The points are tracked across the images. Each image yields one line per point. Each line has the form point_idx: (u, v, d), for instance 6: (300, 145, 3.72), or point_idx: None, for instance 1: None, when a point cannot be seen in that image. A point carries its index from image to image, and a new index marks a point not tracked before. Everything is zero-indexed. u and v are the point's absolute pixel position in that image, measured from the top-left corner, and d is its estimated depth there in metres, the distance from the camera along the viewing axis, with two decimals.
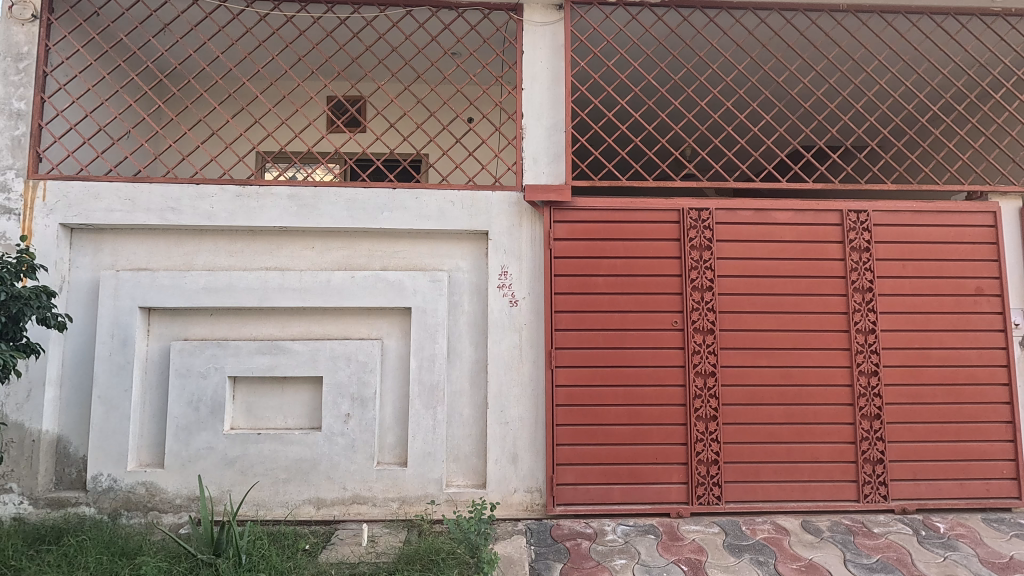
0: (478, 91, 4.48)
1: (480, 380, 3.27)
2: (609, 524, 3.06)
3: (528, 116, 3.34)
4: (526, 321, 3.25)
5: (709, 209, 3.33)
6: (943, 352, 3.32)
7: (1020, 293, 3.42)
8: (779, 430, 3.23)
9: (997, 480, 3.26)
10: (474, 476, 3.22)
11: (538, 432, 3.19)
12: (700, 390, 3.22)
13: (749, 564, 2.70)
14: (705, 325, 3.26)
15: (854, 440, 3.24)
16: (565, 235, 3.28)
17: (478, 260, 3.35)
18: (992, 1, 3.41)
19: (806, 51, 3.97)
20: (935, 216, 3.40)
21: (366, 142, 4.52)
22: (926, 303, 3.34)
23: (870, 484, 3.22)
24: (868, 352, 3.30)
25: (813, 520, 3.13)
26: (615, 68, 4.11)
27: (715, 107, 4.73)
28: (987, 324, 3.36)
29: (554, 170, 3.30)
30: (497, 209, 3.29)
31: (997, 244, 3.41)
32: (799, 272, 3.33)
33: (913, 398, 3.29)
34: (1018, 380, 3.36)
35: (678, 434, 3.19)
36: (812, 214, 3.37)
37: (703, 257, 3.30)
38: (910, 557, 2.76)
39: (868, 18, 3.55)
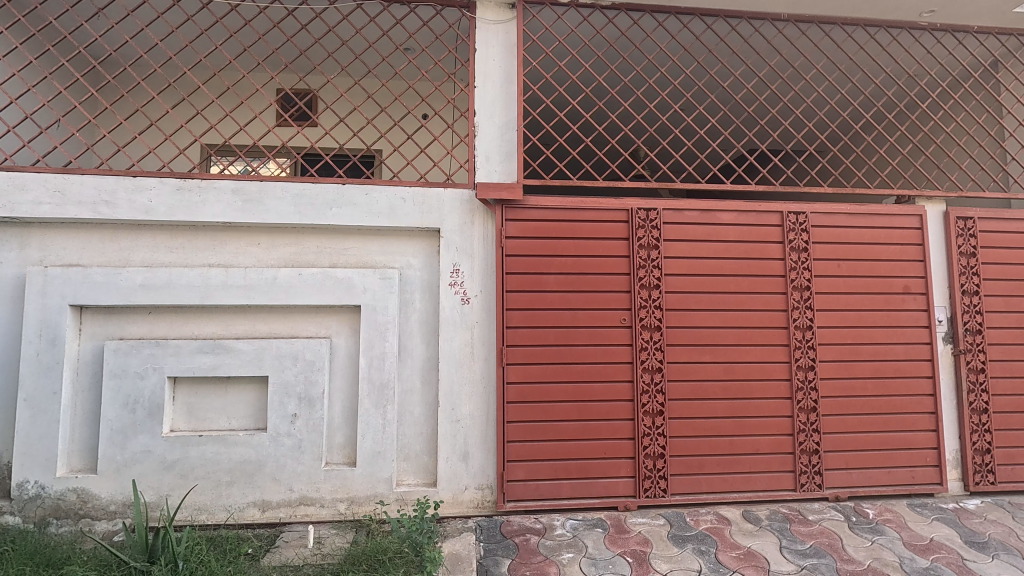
0: (430, 88, 4.45)
1: (431, 377, 3.25)
2: (559, 519, 3.10)
3: (479, 114, 3.35)
4: (477, 319, 3.25)
5: (657, 209, 3.41)
6: (873, 348, 3.51)
7: (945, 291, 3.63)
8: (721, 424, 3.34)
9: (921, 467, 3.46)
10: (425, 475, 3.21)
11: (487, 428, 3.20)
12: (647, 385, 3.30)
13: (691, 554, 2.78)
14: (652, 322, 3.34)
15: (792, 432, 3.39)
16: (516, 234, 3.29)
17: (430, 257, 3.33)
18: (920, 17, 3.59)
19: (750, 57, 4.10)
20: (867, 218, 3.58)
21: (314, 136, 4.46)
22: (859, 301, 3.52)
23: (806, 474, 3.37)
24: (805, 348, 3.45)
25: (753, 510, 3.25)
26: (565, 69, 4.15)
27: (662, 109, 4.87)
28: (912, 321, 3.56)
29: (505, 168, 3.32)
30: (448, 206, 3.29)
31: (923, 246, 3.61)
32: (741, 271, 3.45)
33: (845, 391, 3.46)
34: (941, 373, 3.57)
35: (625, 429, 3.26)
36: (754, 215, 3.49)
37: (651, 256, 3.38)
38: (840, 542, 2.91)
39: (808, 28, 3.67)
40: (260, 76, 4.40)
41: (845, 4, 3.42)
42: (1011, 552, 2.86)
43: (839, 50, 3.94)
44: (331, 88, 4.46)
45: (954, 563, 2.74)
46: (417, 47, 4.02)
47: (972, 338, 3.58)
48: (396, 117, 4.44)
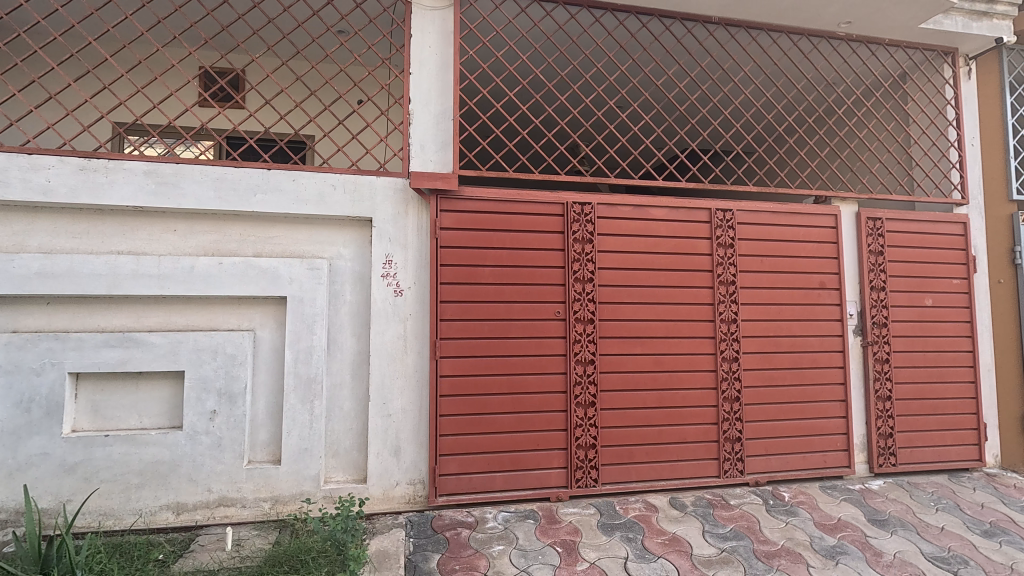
0: (364, 73, 4.31)
1: (362, 371, 3.16)
2: (490, 512, 3.10)
3: (413, 101, 3.27)
4: (411, 311, 3.19)
5: (592, 203, 3.44)
6: (791, 340, 3.70)
7: (856, 287, 3.87)
8: (650, 415, 3.43)
9: (832, 452, 3.69)
10: (354, 471, 3.12)
11: (420, 423, 3.15)
12: (580, 377, 3.34)
13: (619, 541, 2.84)
14: (585, 315, 3.38)
15: (716, 421, 3.53)
16: (451, 225, 3.24)
17: (361, 248, 3.23)
18: (837, 27, 3.80)
19: (682, 57, 4.21)
20: (788, 217, 3.76)
21: (238, 118, 4.22)
22: (779, 296, 3.70)
23: (729, 461, 3.52)
24: (730, 340, 3.60)
25: (680, 497, 3.36)
26: (503, 59, 4.11)
27: (599, 105, 4.93)
28: (827, 314, 3.77)
29: (441, 158, 3.26)
30: (381, 195, 3.20)
31: (837, 244, 3.83)
32: (671, 266, 3.55)
33: (765, 381, 3.63)
34: (851, 363, 3.82)
35: (558, 421, 3.29)
36: (684, 212, 3.59)
37: (585, 250, 3.42)
38: (758, 524, 3.05)
39: (737, 32, 3.81)
40: (178, 52, 4.17)
41: (770, 11, 3.58)
42: (908, 527, 3.10)
43: (764, 54, 4.11)
44: (256, 67, 4.24)
45: (858, 540, 2.93)
46: (350, 29, 3.88)
47: (880, 330, 3.84)
48: (327, 101, 4.28)
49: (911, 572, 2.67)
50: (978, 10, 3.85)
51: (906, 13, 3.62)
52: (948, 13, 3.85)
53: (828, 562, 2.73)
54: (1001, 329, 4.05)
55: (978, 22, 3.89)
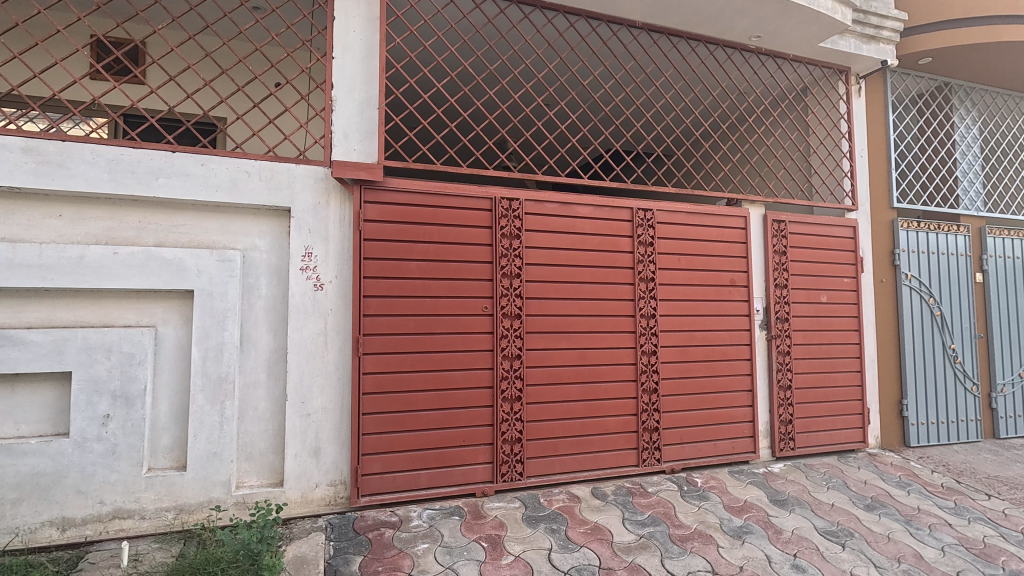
0: (282, 54, 4.08)
1: (278, 369, 3.00)
2: (415, 510, 3.04)
3: (336, 87, 3.13)
4: (332, 306, 3.07)
5: (519, 199, 3.46)
6: (704, 334, 3.91)
7: (761, 285, 4.15)
8: (574, 407, 3.51)
9: (739, 438, 3.94)
10: (270, 475, 2.95)
11: (341, 421, 3.04)
12: (506, 372, 3.36)
13: (543, 533, 2.88)
14: (512, 310, 3.40)
15: (636, 412, 3.67)
16: (375, 217, 3.14)
17: (278, 239, 3.06)
18: (748, 40, 4.05)
19: (608, 59, 4.32)
20: (702, 217, 3.97)
21: (136, 94, 3.86)
22: (694, 293, 3.90)
23: (647, 450, 3.68)
24: (649, 334, 3.75)
25: (601, 487, 3.47)
26: (430, 49, 4.03)
27: (527, 101, 4.97)
28: (736, 310, 4.03)
29: (365, 148, 3.15)
30: (301, 183, 3.05)
31: (746, 244, 4.09)
32: (595, 262, 3.64)
33: (681, 373, 3.82)
34: (757, 355, 4.10)
35: (485, 416, 3.29)
36: (608, 210, 3.70)
37: (512, 245, 3.43)
38: (673, 509, 3.21)
39: (658, 38, 3.97)
40: (65, 19, 3.76)
41: (689, 19, 3.75)
42: (803, 506, 3.38)
43: (684, 61, 4.31)
44: (158, 40, 3.90)
45: (761, 519, 3.16)
46: (266, 6, 3.65)
47: (781, 324, 4.15)
48: (240, 81, 4.01)
49: (806, 546, 2.91)
50: (868, 33, 4.25)
51: (808, 32, 3.92)
52: (843, 35, 4.21)
53: (735, 541, 2.93)
54: (882, 323, 4.50)
55: (867, 45, 4.29)
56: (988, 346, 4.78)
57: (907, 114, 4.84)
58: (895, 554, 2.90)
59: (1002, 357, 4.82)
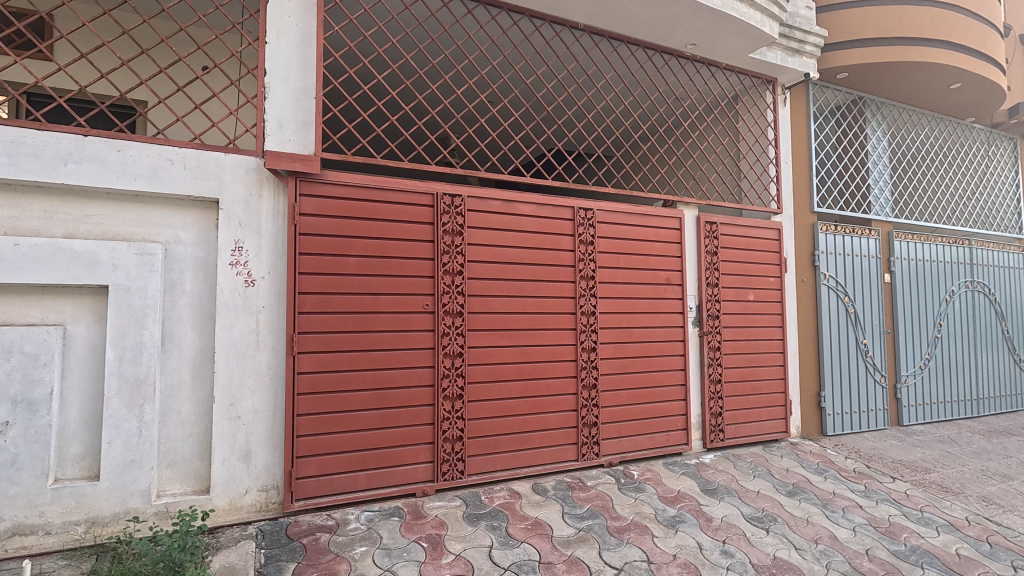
0: (210, 35, 3.85)
1: (205, 370, 2.83)
2: (352, 513, 2.96)
3: (269, 73, 2.98)
4: (264, 303, 2.93)
5: (462, 195, 3.43)
6: (641, 331, 4.03)
7: (695, 284, 4.32)
8: (516, 404, 3.53)
9: (673, 431, 4.09)
10: (195, 482, 2.78)
11: (274, 424, 2.91)
12: (448, 370, 3.32)
13: (484, 531, 2.88)
14: (454, 308, 3.37)
15: (576, 408, 3.73)
16: (312, 211, 3.02)
17: (205, 232, 2.88)
18: (684, 47, 4.20)
19: (551, 59, 4.36)
20: (640, 218, 4.08)
21: (42, 71, 3.54)
22: (632, 290, 4.01)
23: (586, 444, 3.75)
24: (589, 332, 3.82)
25: (542, 482, 3.50)
26: (370, 39, 3.91)
27: (470, 97, 4.93)
28: (671, 307, 4.17)
29: (301, 138, 3.03)
30: (230, 174, 2.89)
31: (681, 244, 4.24)
32: (537, 260, 3.67)
33: (619, 368, 3.92)
34: (690, 351, 4.26)
35: (426, 415, 3.25)
36: (549, 208, 3.73)
37: (455, 242, 3.40)
38: (611, 502, 3.29)
39: (600, 40, 4.04)
40: None
41: (629, 24, 3.85)
42: (732, 494, 3.55)
43: (623, 65, 4.42)
44: (68, 13, 3.59)
45: (693, 509, 3.30)
46: None
47: (712, 322, 4.34)
48: (163, 62, 3.76)
49: (734, 533, 3.06)
50: (792, 47, 4.50)
51: (739, 43, 4.11)
52: (771, 47, 4.44)
53: (669, 530, 3.04)
54: (803, 320, 4.80)
55: (792, 58, 4.55)
56: (895, 341, 5.20)
57: (827, 125, 5.18)
58: (813, 536, 3.10)
59: (906, 351, 5.25)
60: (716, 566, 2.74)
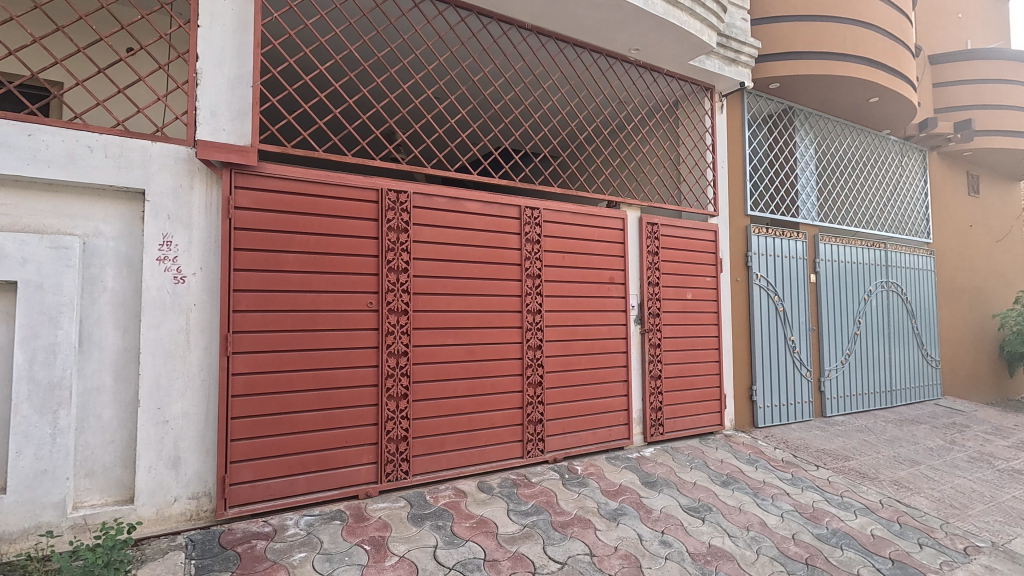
0: (135, 15, 3.62)
1: (128, 372, 2.66)
2: (291, 518, 2.86)
3: (202, 58, 2.83)
4: (195, 301, 2.78)
5: (407, 192, 3.37)
6: (586, 328, 4.10)
7: (637, 283, 4.45)
8: (462, 403, 3.51)
9: (615, 426, 4.20)
10: (117, 492, 2.60)
11: (206, 427, 2.77)
12: (392, 369, 3.27)
13: (428, 531, 2.86)
14: (399, 306, 3.31)
15: (521, 405, 3.76)
16: (248, 205, 2.89)
17: (129, 225, 2.70)
18: (628, 52, 4.31)
19: (498, 57, 4.37)
20: (585, 218, 4.16)
21: None
22: (577, 289, 4.08)
23: (532, 441, 3.79)
24: (534, 330, 3.86)
25: (487, 480, 3.51)
26: (312, 27, 3.79)
27: (416, 92, 4.86)
28: (614, 306, 4.27)
29: (237, 129, 2.89)
30: (158, 163, 2.72)
31: (624, 244, 4.36)
32: (483, 259, 3.67)
33: (564, 365, 3.98)
34: (632, 348, 4.38)
35: (369, 415, 3.18)
36: (496, 207, 3.74)
37: (400, 239, 3.34)
38: (555, 498, 3.34)
39: (546, 41, 4.08)
40: None
41: (575, 27, 3.90)
42: (670, 485, 3.68)
43: (570, 66, 4.48)
44: None
45: (634, 501, 3.39)
46: None
47: (653, 319, 4.48)
48: (82, 41, 3.50)
49: (672, 523, 3.18)
50: (729, 57, 4.70)
51: (679, 50, 4.26)
52: (709, 56, 4.63)
53: (611, 523, 3.12)
54: (737, 318, 5.03)
55: (728, 67, 4.75)
56: (819, 337, 5.54)
57: (760, 133, 5.45)
58: (745, 523, 3.26)
59: (828, 347, 5.62)
60: (655, 556, 2.83)
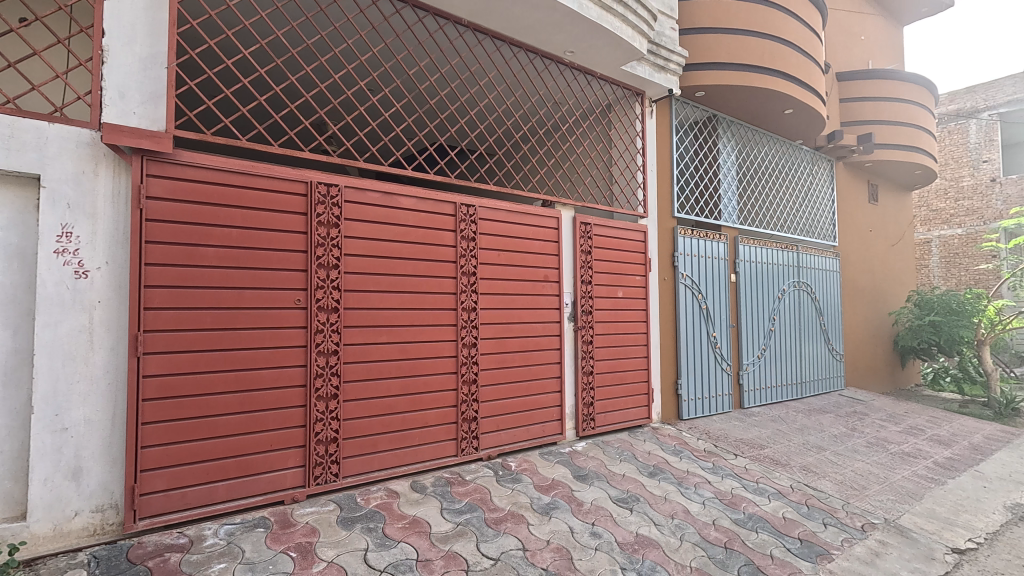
0: None
1: (19, 375, 2.41)
2: (209, 528, 2.70)
3: (109, 34, 2.60)
4: (100, 298, 2.56)
5: (338, 185, 3.27)
6: (521, 326, 4.14)
7: (571, 281, 4.54)
8: (395, 402, 3.45)
9: (548, 422, 4.27)
10: (5, 508, 2.36)
11: (112, 434, 2.56)
12: (321, 369, 3.16)
13: (359, 534, 2.78)
14: (329, 303, 3.20)
15: (456, 403, 3.74)
16: (162, 195, 2.70)
17: (21, 213, 2.45)
18: (563, 53, 4.38)
19: (434, 51, 4.31)
20: (521, 216, 4.19)
21: None
22: (511, 287, 4.10)
23: (466, 439, 3.78)
24: (469, 327, 3.85)
25: (421, 480, 3.46)
26: (235, 8, 3.58)
27: (348, 82, 4.72)
28: (548, 303, 4.34)
29: (149, 113, 2.69)
30: (56, 147, 2.48)
31: (558, 243, 4.43)
32: (418, 256, 3.61)
33: (499, 363, 4.00)
34: (566, 345, 4.47)
35: (296, 417, 3.06)
36: (431, 203, 3.69)
37: (330, 234, 3.23)
38: (489, 495, 3.35)
39: (483, 38, 4.08)
40: None
41: (511, 26, 3.92)
42: (601, 478, 3.79)
43: (506, 65, 4.50)
44: None
45: (566, 495, 3.46)
46: None
47: (586, 317, 4.59)
48: None
49: (602, 514, 3.27)
50: (658, 64, 4.88)
51: (612, 55, 4.37)
52: (640, 62, 4.79)
53: (544, 517, 3.16)
54: (665, 316, 5.24)
55: (657, 74, 4.93)
56: (738, 334, 5.89)
57: (686, 138, 5.71)
58: (670, 512, 3.41)
59: (746, 342, 5.98)
60: (585, 548, 2.91)
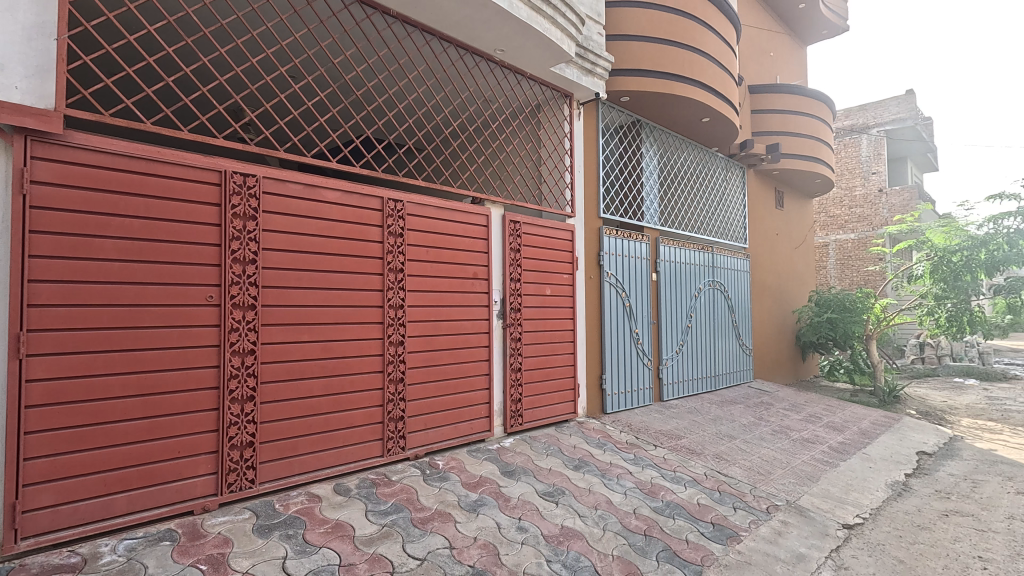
0: None
1: None
2: (106, 544, 2.47)
3: None
4: None
5: (255, 176, 3.10)
6: (449, 323, 4.12)
7: (500, 279, 4.56)
8: (316, 403, 3.32)
9: (476, 419, 4.27)
10: None
11: None
12: (236, 369, 2.98)
13: (277, 542, 2.66)
14: (244, 300, 3.03)
15: (381, 403, 3.66)
16: (50, 180, 2.44)
17: None
18: (493, 51, 4.38)
19: (360, 40, 4.19)
20: (450, 213, 4.16)
21: None
22: (440, 284, 4.07)
23: (392, 439, 3.70)
24: (397, 325, 3.77)
25: (344, 482, 3.36)
26: None
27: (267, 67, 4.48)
28: (477, 301, 4.34)
29: (36, 88, 2.41)
30: None
31: (487, 241, 4.44)
32: (342, 251, 3.50)
33: (427, 361, 3.95)
34: (495, 342, 4.49)
35: (207, 421, 2.87)
36: (357, 197, 3.58)
37: (246, 227, 3.06)
38: (415, 494, 3.30)
39: (412, 31, 4.01)
40: None
41: (442, 21, 3.87)
42: (527, 473, 3.84)
43: (435, 59, 4.45)
44: None
45: (493, 491, 3.48)
46: None
47: (514, 314, 4.63)
48: None
49: (529, 509, 3.32)
50: (586, 67, 5.00)
51: (541, 55, 4.43)
52: (568, 64, 4.89)
53: (471, 514, 3.17)
54: (591, 313, 5.39)
55: (585, 77, 5.06)
56: (658, 330, 6.16)
57: (611, 141, 5.90)
58: (593, 503, 3.51)
59: (666, 338, 6.27)
60: (512, 542, 2.94)
